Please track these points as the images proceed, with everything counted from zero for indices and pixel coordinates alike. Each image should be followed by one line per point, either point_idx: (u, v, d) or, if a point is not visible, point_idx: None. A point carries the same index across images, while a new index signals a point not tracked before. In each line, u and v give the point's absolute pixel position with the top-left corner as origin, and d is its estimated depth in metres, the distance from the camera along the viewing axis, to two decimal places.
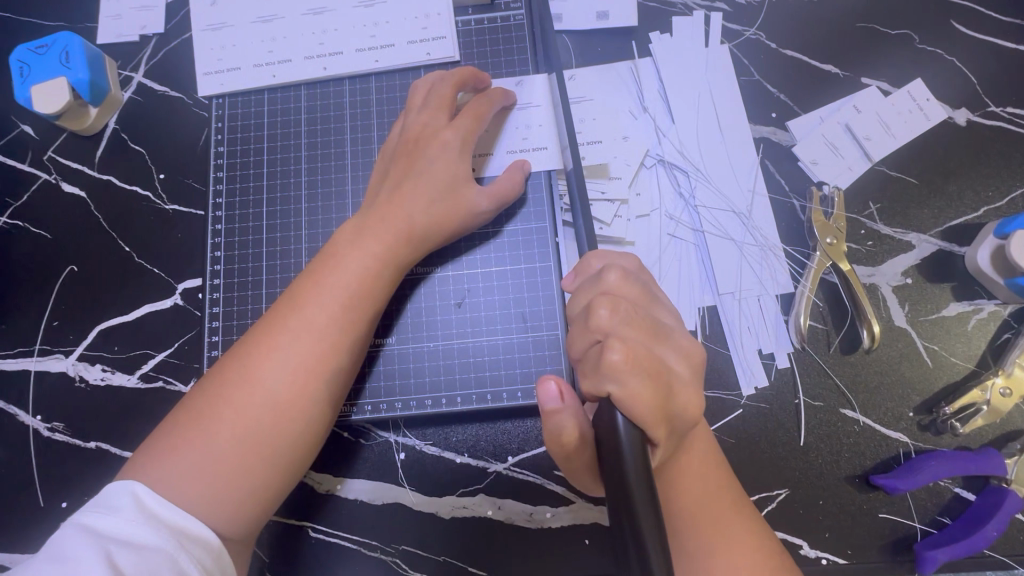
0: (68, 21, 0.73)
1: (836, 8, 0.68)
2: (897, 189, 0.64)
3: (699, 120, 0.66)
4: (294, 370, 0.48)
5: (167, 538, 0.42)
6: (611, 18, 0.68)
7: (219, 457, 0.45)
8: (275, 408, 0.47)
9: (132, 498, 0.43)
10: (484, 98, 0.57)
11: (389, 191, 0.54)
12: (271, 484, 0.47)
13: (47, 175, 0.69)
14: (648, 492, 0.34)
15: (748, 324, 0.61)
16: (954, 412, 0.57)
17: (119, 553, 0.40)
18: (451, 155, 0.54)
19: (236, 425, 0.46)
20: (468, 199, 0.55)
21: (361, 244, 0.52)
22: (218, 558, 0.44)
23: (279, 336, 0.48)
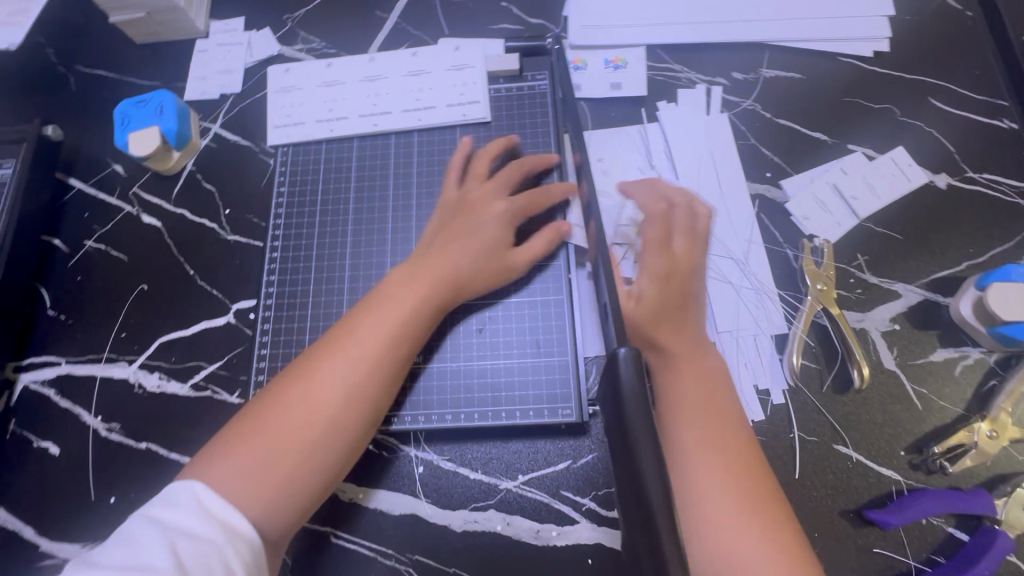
0: (162, 81, 0.86)
1: (824, 84, 0.78)
2: (883, 243, 0.70)
3: (700, 176, 0.74)
4: (346, 391, 0.55)
5: (219, 534, 0.47)
6: (624, 88, 0.78)
7: (275, 461, 0.52)
8: (320, 423, 0.53)
9: (191, 496, 0.48)
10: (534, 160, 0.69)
11: (440, 244, 0.63)
12: (314, 492, 0.53)
13: (131, 208, 0.80)
14: (654, 445, 0.33)
15: (745, 361, 0.66)
16: (943, 452, 0.60)
17: (181, 542, 0.45)
18: (497, 223, 0.64)
19: (293, 434, 0.52)
20: (509, 261, 0.64)
21: (412, 285, 0.60)
22: (255, 558, 0.48)
23: (335, 361, 0.55)
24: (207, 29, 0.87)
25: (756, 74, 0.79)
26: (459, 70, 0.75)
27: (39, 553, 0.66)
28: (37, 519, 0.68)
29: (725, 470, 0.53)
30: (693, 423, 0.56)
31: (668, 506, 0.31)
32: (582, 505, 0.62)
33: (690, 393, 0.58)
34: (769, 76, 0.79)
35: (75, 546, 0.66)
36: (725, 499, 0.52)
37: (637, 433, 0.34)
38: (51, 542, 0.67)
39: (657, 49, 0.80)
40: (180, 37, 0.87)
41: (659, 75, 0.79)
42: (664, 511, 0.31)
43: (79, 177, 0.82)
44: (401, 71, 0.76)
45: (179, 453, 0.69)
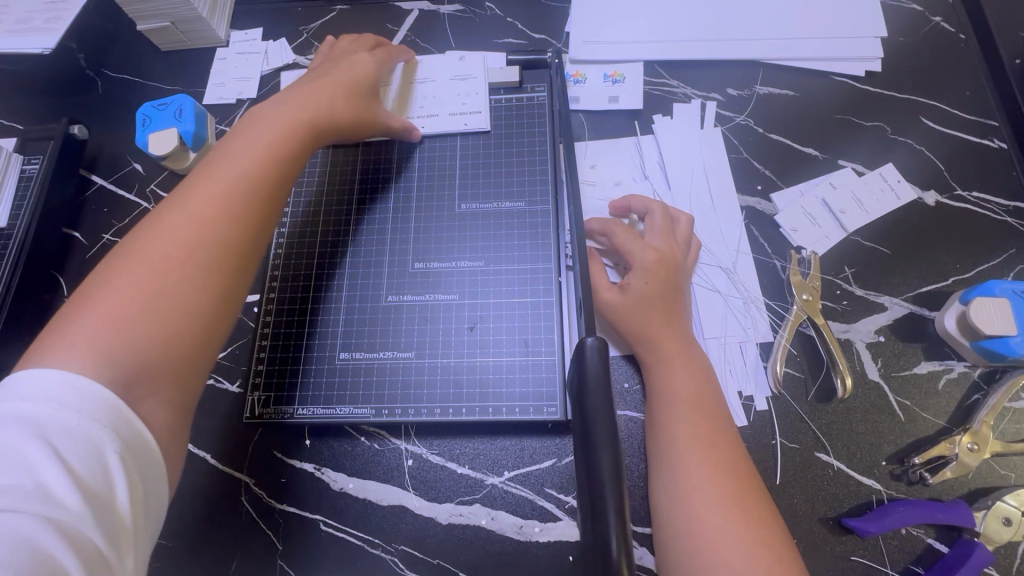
0: (183, 86, 0.91)
1: (817, 102, 0.80)
2: (870, 256, 0.71)
3: (692, 187, 0.76)
4: (196, 225, 0.51)
5: (98, 426, 0.41)
6: (620, 101, 0.81)
7: (125, 309, 0.46)
8: (178, 264, 0.49)
9: (42, 388, 0.41)
10: (365, 54, 0.72)
11: (290, 97, 0.64)
12: (180, 344, 0.48)
13: (148, 204, 0.84)
14: (609, 423, 0.36)
15: (730, 367, 0.68)
16: (923, 463, 0.61)
17: (53, 436, 0.39)
18: (350, 69, 0.70)
19: (142, 283, 0.48)
20: (375, 110, 0.70)
21: (290, 103, 0.63)
22: (142, 458, 0.43)
23: (182, 206, 0.52)
24: (228, 39, 0.92)
25: (750, 91, 0.81)
26: (462, 79, 0.79)
27: None
28: None
29: (715, 464, 0.55)
30: (689, 415, 0.58)
31: (617, 479, 0.34)
32: (566, 503, 0.64)
33: (682, 393, 0.60)
34: (762, 92, 0.81)
35: None
36: (713, 490, 0.54)
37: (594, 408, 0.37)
38: None
39: (654, 65, 0.83)
40: (203, 45, 0.92)
41: (655, 90, 0.82)
42: (614, 499, 0.33)
43: (100, 174, 0.87)
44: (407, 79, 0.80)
45: None
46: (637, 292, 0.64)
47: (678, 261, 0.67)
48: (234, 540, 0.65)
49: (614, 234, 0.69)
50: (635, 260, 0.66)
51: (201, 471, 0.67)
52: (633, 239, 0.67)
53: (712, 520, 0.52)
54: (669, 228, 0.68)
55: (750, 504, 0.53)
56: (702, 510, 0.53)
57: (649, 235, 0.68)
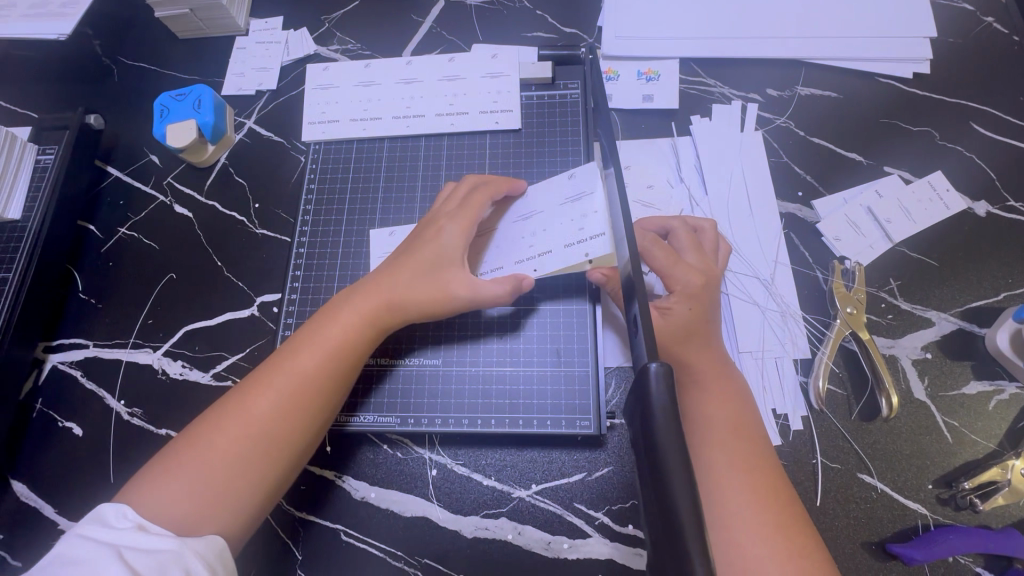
0: (200, 75, 0.88)
1: (861, 105, 0.76)
2: (917, 269, 0.68)
3: (731, 193, 0.73)
4: (278, 402, 0.53)
5: (173, 540, 0.45)
6: (655, 100, 0.78)
7: (205, 477, 0.50)
8: (253, 448, 0.51)
9: (129, 519, 0.46)
10: (461, 216, 0.62)
11: (391, 266, 0.61)
12: (248, 506, 0.51)
13: (165, 198, 0.82)
14: (681, 457, 0.33)
15: (767, 383, 0.65)
16: (973, 488, 0.58)
17: (131, 553, 0.44)
18: (451, 240, 0.61)
19: (227, 450, 0.51)
20: (450, 283, 0.59)
21: (357, 298, 0.59)
22: (215, 556, 0.46)
23: (273, 376, 0.54)
24: (247, 27, 0.89)
25: (791, 91, 0.78)
26: (494, 78, 0.77)
27: (56, 531, 0.67)
28: (55, 497, 0.68)
29: (758, 491, 0.52)
30: (727, 436, 0.56)
31: (696, 521, 0.31)
32: (595, 519, 0.61)
33: (717, 414, 0.57)
34: (804, 93, 0.78)
35: None
36: (757, 520, 0.51)
37: (662, 439, 0.34)
38: (67, 522, 0.67)
39: (691, 62, 0.80)
40: (221, 34, 0.89)
41: (692, 89, 0.79)
42: (696, 541, 0.30)
43: (116, 166, 0.84)
44: (436, 76, 0.79)
45: None
46: (679, 318, 0.61)
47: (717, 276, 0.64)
48: (250, 548, 0.63)
49: (651, 255, 0.64)
50: (679, 284, 0.63)
51: None
52: (672, 261, 0.63)
53: (757, 549, 0.49)
54: (699, 243, 0.66)
55: (790, 533, 0.51)
56: (746, 539, 0.50)
57: (684, 254, 0.65)
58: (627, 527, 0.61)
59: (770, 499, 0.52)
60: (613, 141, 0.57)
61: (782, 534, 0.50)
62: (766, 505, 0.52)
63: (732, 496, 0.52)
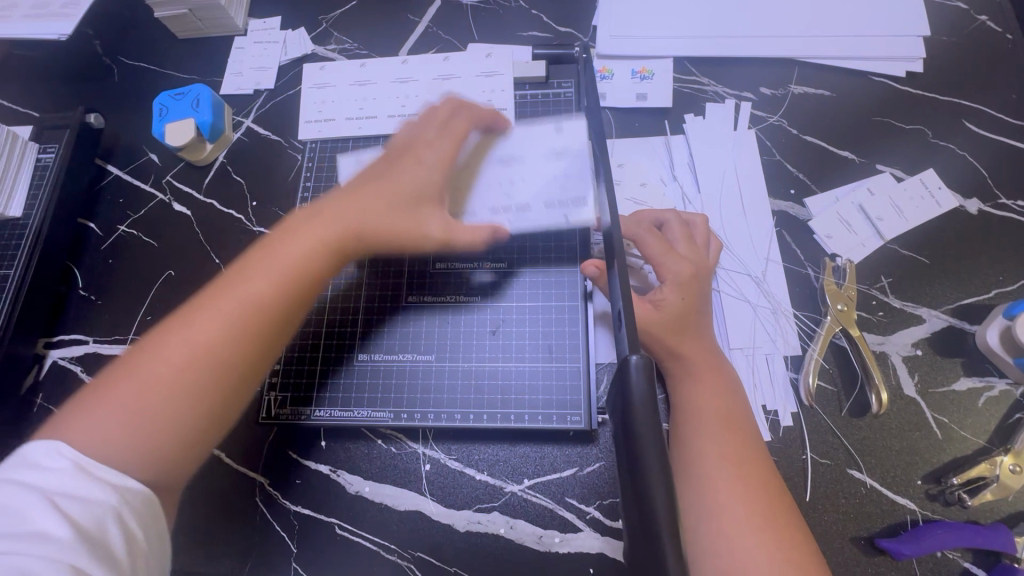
0: (199, 75, 0.89)
1: (854, 103, 0.77)
2: (907, 267, 0.68)
3: (723, 190, 0.74)
4: (222, 324, 0.52)
5: (112, 494, 0.43)
6: (649, 98, 0.79)
7: (142, 401, 0.48)
8: (193, 371, 0.50)
9: (61, 457, 0.44)
10: (435, 147, 0.63)
11: (347, 194, 0.61)
12: (189, 430, 0.49)
13: (163, 196, 0.83)
14: (659, 448, 0.33)
15: (758, 380, 0.65)
16: (961, 484, 0.59)
17: (64, 499, 0.41)
18: (420, 169, 0.62)
19: (165, 373, 0.49)
20: (423, 221, 0.60)
21: (312, 226, 0.58)
22: (150, 517, 0.45)
23: (219, 299, 0.53)
24: (245, 27, 0.90)
25: (784, 90, 0.78)
26: (488, 76, 0.78)
27: None
28: None
29: (746, 484, 0.53)
30: (714, 430, 0.56)
31: (671, 510, 0.31)
32: (587, 514, 0.62)
33: (710, 409, 0.58)
34: (797, 91, 0.78)
35: None
36: (746, 514, 0.51)
37: (640, 430, 0.34)
38: None
39: (685, 61, 0.81)
40: (219, 33, 0.90)
41: (685, 87, 0.79)
42: (671, 534, 0.30)
43: (116, 164, 0.85)
44: (430, 75, 0.79)
45: None
46: (671, 308, 0.62)
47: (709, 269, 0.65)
48: (246, 541, 0.63)
49: (644, 245, 0.65)
50: (670, 273, 0.63)
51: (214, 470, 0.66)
52: (663, 251, 0.64)
53: (745, 544, 0.49)
54: (690, 235, 0.66)
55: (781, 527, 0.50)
56: (734, 532, 0.50)
57: (675, 245, 0.65)
58: (618, 522, 0.61)
59: (759, 493, 0.52)
60: (603, 138, 0.58)
61: (771, 528, 0.50)
62: (755, 499, 0.52)
63: (720, 489, 0.52)
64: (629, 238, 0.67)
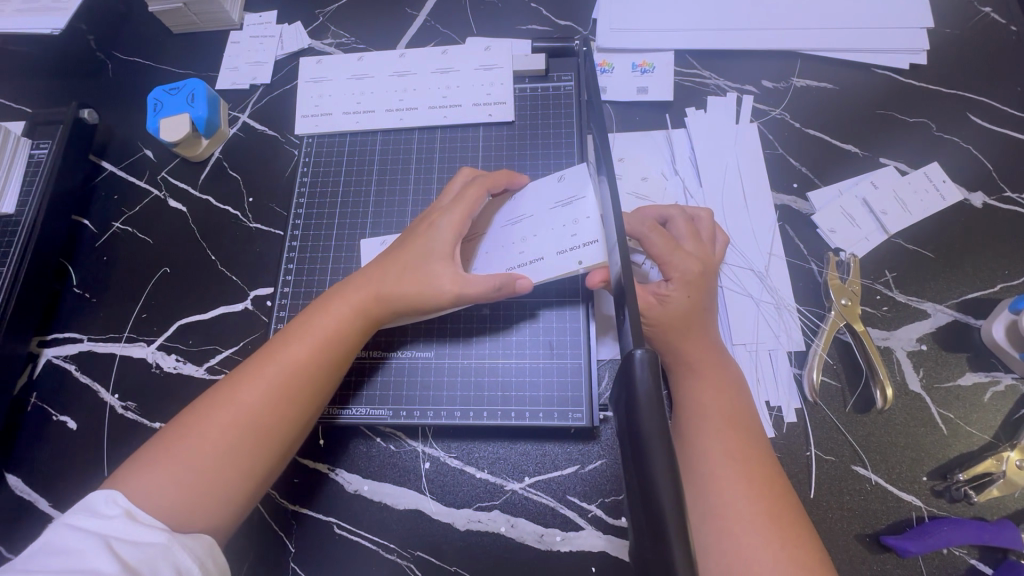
0: (194, 70, 0.88)
1: (857, 96, 0.76)
2: (912, 261, 0.67)
3: (725, 184, 0.73)
4: (270, 391, 0.53)
5: (163, 534, 0.45)
6: (650, 92, 0.78)
7: (198, 467, 0.49)
8: (246, 437, 0.51)
9: (117, 506, 0.46)
10: (458, 208, 0.61)
11: (382, 258, 0.61)
12: (241, 495, 0.51)
13: (158, 192, 0.82)
14: (665, 444, 0.32)
15: (761, 376, 0.65)
16: (968, 480, 0.57)
17: (120, 544, 0.43)
18: (438, 231, 0.60)
19: (219, 440, 0.51)
20: (434, 276, 0.58)
21: (349, 290, 0.59)
22: (206, 549, 0.47)
23: (266, 365, 0.54)
24: (241, 21, 0.89)
25: (786, 83, 0.77)
26: (488, 70, 0.77)
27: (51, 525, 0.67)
28: (50, 490, 0.68)
29: (748, 481, 0.52)
30: (716, 427, 0.56)
31: (678, 508, 0.31)
32: (588, 512, 0.61)
33: (711, 403, 0.58)
34: (800, 85, 0.77)
35: None
36: (750, 512, 0.50)
37: (645, 426, 0.33)
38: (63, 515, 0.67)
39: (686, 55, 0.80)
40: (215, 28, 0.89)
41: (687, 81, 0.78)
42: (677, 531, 0.30)
43: (110, 160, 0.84)
44: (429, 69, 0.78)
45: None
46: (677, 306, 0.61)
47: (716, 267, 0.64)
48: (242, 541, 0.62)
49: (648, 243, 0.63)
50: (677, 271, 0.62)
51: None
52: (670, 247, 0.63)
53: (749, 542, 0.49)
54: (696, 231, 0.65)
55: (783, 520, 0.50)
56: (737, 530, 0.49)
57: (680, 241, 0.64)
58: (620, 520, 0.60)
59: (762, 490, 0.52)
60: (604, 131, 0.57)
61: (774, 526, 0.49)
62: (758, 496, 0.51)
63: (722, 487, 0.52)
64: (630, 237, 0.65)
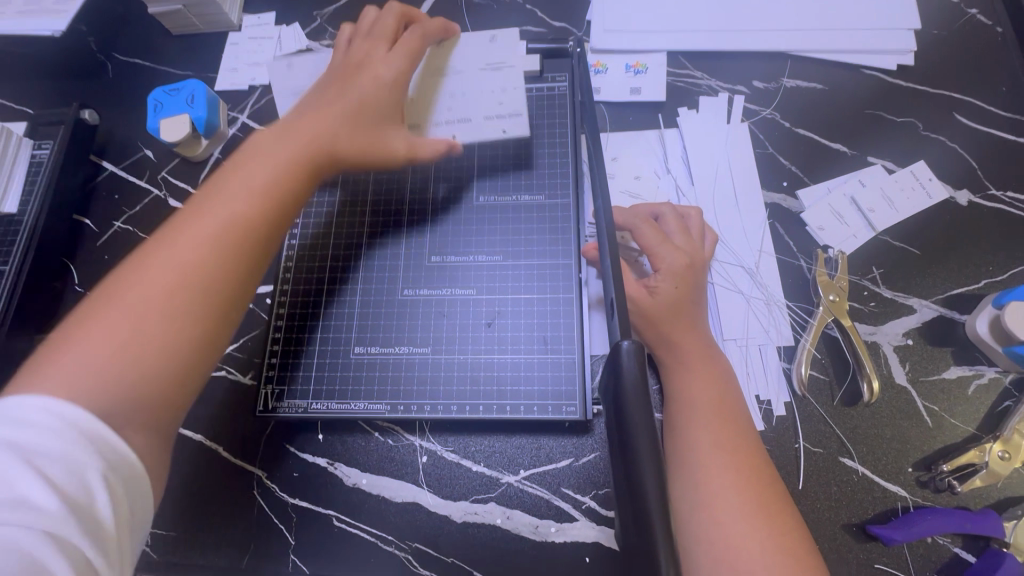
0: (194, 71, 0.89)
1: (846, 96, 0.77)
2: (899, 258, 0.69)
3: (716, 182, 0.74)
4: (216, 226, 0.50)
5: (81, 449, 0.39)
6: (643, 92, 0.79)
7: (69, 411, 0.41)
8: (178, 300, 0.47)
9: (36, 408, 0.40)
10: (387, 62, 0.64)
11: (313, 109, 0.61)
12: (194, 331, 0.47)
13: (159, 191, 0.83)
14: (649, 432, 0.34)
15: (751, 370, 0.66)
16: (951, 471, 0.59)
17: (37, 457, 0.38)
18: (382, 83, 0.63)
19: (117, 359, 0.44)
20: (387, 138, 0.62)
21: (284, 143, 0.57)
22: (129, 478, 0.41)
23: (188, 231, 0.49)
24: (240, 23, 0.90)
25: (776, 83, 0.79)
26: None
27: None
28: None
29: (737, 471, 0.53)
30: (707, 419, 0.57)
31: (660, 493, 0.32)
32: (582, 503, 0.62)
33: (701, 396, 0.59)
34: (790, 85, 0.79)
35: None
36: (737, 500, 0.52)
37: (631, 415, 0.35)
38: None
39: (678, 55, 0.81)
40: (215, 30, 0.90)
41: (679, 81, 0.80)
42: (660, 515, 0.31)
43: (111, 161, 0.85)
44: None
45: None
46: (666, 297, 0.63)
47: (704, 261, 0.66)
48: (244, 533, 0.64)
49: (638, 233, 0.66)
50: (664, 263, 0.64)
51: (213, 464, 0.66)
52: (658, 241, 0.65)
53: (736, 531, 0.50)
54: (686, 228, 0.67)
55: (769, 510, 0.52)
56: (725, 518, 0.51)
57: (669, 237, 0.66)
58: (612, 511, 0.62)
59: (749, 480, 0.53)
60: (596, 133, 0.59)
61: (760, 515, 0.51)
62: (746, 486, 0.53)
63: (711, 477, 0.53)
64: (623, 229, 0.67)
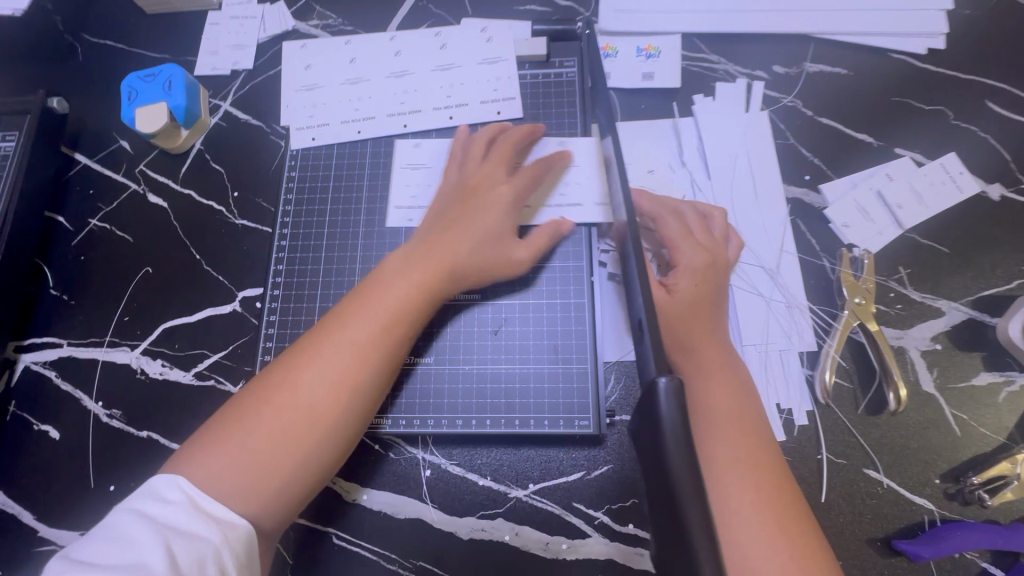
0: (171, 54, 0.82)
1: (872, 83, 0.72)
2: (927, 257, 0.65)
3: (734, 176, 0.70)
4: (410, 293, 0.53)
5: (214, 530, 0.42)
6: (656, 78, 0.74)
7: (258, 452, 0.46)
8: (356, 371, 0.49)
9: (180, 491, 0.44)
10: (506, 185, 0.61)
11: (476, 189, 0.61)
12: (353, 408, 0.49)
13: (137, 186, 0.77)
14: (693, 479, 0.30)
15: (771, 377, 0.63)
16: (982, 483, 0.57)
17: (174, 538, 0.41)
18: (507, 204, 0.59)
19: (291, 415, 0.47)
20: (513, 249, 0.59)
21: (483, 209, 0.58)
22: (247, 547, 0.44)
23: (392, 295, 0.53)
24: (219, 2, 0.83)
25: (798, 68, 0.74)
26: (492, 66, 0.73)
27: (37, 538, 0.64)
28: (35, 503, 0.66)
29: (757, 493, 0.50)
30: (726, 434, 0.53)
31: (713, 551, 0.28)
32: (595, 519, 0.59)
33: (719, 408, 0.55)
34: (812, 70, 0.74)
35: (74, 534, 0.64)
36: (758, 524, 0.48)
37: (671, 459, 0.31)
38: (50, 529, 0.65)
39: (693, 37, 0.76)
40: (192, 9, 0.83)
41: (695, 66, 0.75)
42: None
43: (84, 153, 0.79)
44: (430, 66, 0.74)
45: (179, 443, 0.67)
46: (684, 296, 0.59)
47: (727, 262, 0.62)
48: None
49: (665, 222, 0.63)
50: (685, 259, 0.61)
51: None
52: (680, 235, 0.62)
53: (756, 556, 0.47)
54: (708, 228, 0.64)
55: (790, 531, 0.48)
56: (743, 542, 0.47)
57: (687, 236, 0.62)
58: (626, 527, 0.59)
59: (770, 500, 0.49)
60: (610, 117, 0.54)
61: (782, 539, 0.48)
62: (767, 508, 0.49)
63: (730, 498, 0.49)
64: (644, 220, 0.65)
